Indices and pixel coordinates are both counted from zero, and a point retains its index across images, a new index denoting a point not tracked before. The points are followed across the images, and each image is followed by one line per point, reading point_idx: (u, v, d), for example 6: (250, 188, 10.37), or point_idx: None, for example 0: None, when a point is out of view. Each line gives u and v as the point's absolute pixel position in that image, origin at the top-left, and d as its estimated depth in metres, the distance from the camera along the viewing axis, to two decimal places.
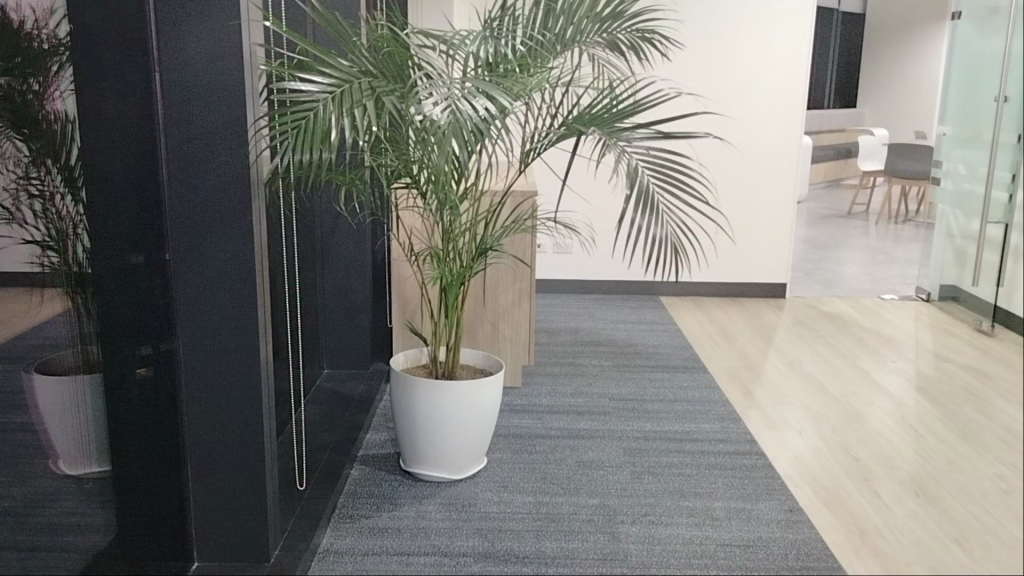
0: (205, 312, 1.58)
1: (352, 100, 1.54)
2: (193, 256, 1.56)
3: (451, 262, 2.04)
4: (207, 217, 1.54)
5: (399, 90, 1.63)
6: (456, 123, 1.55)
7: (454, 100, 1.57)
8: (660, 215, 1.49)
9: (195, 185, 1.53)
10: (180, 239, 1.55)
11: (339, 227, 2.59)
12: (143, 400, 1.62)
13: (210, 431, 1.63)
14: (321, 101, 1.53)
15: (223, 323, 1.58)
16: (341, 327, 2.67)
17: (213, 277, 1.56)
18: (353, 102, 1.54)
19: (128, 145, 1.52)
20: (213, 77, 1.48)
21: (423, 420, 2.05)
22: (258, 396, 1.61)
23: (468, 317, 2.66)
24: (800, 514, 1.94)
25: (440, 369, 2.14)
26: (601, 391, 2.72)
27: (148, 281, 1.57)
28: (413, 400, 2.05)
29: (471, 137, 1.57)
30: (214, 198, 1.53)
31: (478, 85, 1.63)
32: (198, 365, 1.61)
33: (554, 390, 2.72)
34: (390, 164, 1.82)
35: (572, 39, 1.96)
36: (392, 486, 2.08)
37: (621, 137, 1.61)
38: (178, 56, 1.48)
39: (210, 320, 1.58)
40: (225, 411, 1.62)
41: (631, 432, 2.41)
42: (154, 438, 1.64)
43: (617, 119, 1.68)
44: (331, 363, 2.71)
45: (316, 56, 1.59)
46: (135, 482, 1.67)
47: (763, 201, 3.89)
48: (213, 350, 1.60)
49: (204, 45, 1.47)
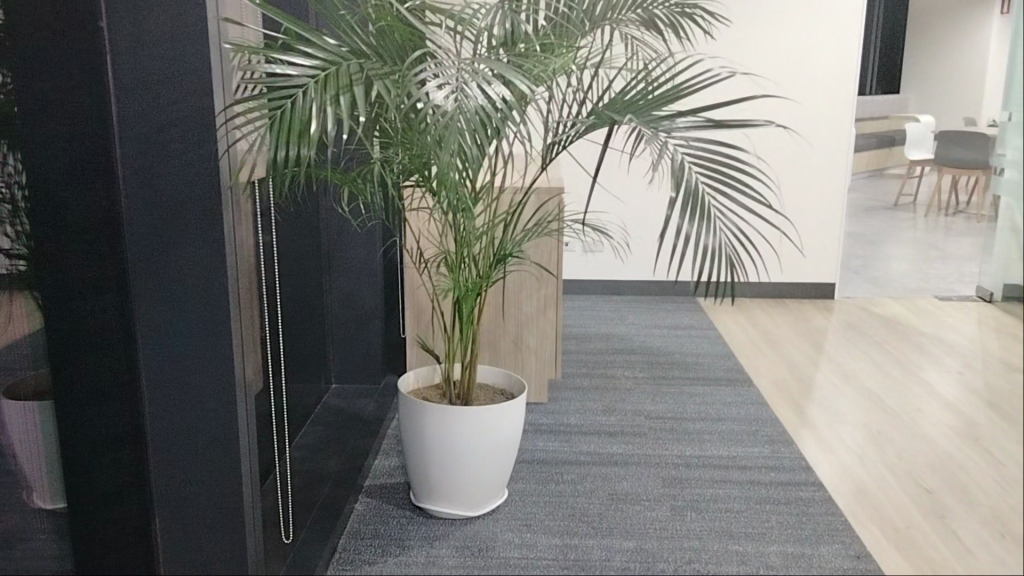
0: (175, 337, 1.34)
1: (339, 85, 1.29)
2: (155, 273, 1.33)
3: (465, 270, 1.79)
4: (170, 225, 1.30)
5: (397, 74, 1.37)
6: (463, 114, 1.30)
7: (463, 86, 1.32)
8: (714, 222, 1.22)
9: (153, 191, 1.30)
10: (140, 250, 1.32)
11: (345, 230, 2.36)
12: (105, 435, 1.40)
13: (181, 474, 1.40)
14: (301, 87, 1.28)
15: (192, 351, 1.35)
16: (349, 338, 2.45)
17: (178, 297, 1.33)
18: (340, 88, 1.29)
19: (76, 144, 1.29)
20: (170, 62, 1.25)
21: (435, 452, 1.81)
22: (236, 432, 1.38)
23: (487, 330, 2.42)
24: (869, 563, 1.68)
25: (453, 393, 1.91)
26: (635, 408, 2.46)
27: (103, 299, 1.35)
28: (423, 430, 1.81)
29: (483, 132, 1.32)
30: (177, 202, 1.30)
31: (493, 66, 1.37)
32: (163, 399, 1.38)
33: (583, 407, 2.47)
34: (396, 163, 1.58)
35: (603, 15, 1.69)
36: (399, 524, 1.84)
37: (662, 126, 1.34)
38: (132, 37, 1.25)
39: (184, 344, 1.35)
40: (197, 452, 1.39)
41: (670, 457, 2.15)
42: (115, 479, 1.42)
43: (656, 106, 1.41)
44: (339, 378, 2.48)
45: (297, 35, 1.33)
46: (95, 529, 1.45)
47: (815, 193, 3.59)
48: (181, 381, 1.37)
49: (161, 25, 1.23)
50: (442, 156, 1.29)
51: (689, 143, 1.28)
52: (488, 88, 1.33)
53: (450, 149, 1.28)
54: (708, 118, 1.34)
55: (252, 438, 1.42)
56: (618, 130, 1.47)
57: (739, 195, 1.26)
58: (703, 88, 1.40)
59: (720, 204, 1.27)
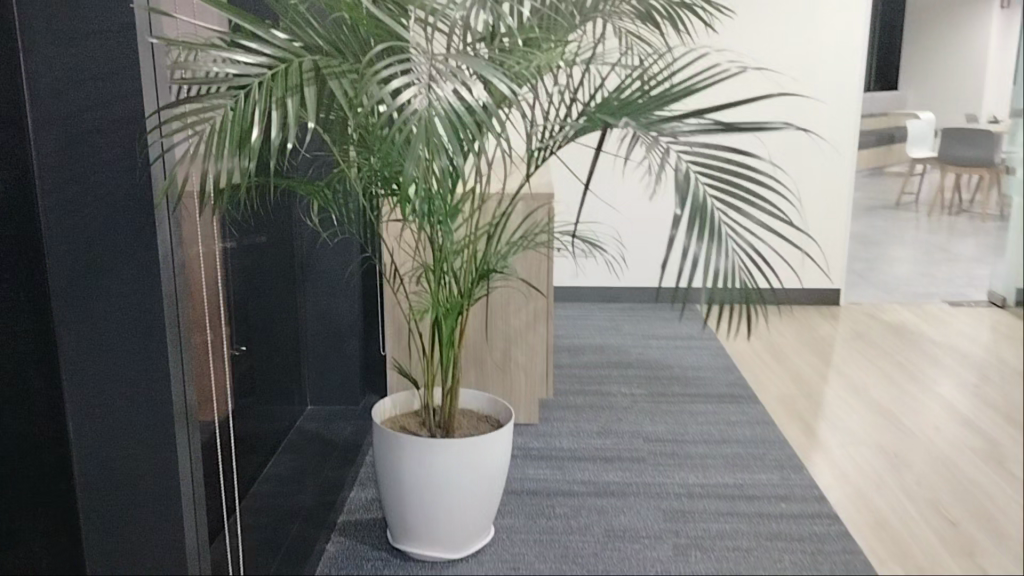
0: (153, 351, 1.33)
1: (286, 87, 1.13)
2: (82, 283, 1.33)
3: (444, 288, 1.62)
4: (95, 235, 1.30)
5: (357, 72, 1.20)
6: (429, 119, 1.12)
7: (430, 84, 1.14)
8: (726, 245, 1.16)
9: (75, 202, 1.30)
10: (114, 259, 1.30)
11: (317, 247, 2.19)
12: (85, 443, 1.39)
13: (114, 486, 1.39)
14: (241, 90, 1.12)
15: (124, 364, 1.34)
16: (328, 357, 2.32)
17: (105, 310, 1.32)
18: (287, 90, 1.13)
19: (55, 150, 1.29)
20: (96, 71, 1.24)
21: (411, 488, 1.65)
22: (178, 453, 1.37)
23: (474, 340, 2.37)
24: None
25: (435, 421, 1.75)
26: (633, 431, 2.30)
27: (80, 307, 1.34)
28: (398, 463, 1.65)
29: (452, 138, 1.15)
30: (101, 214, 1.29)
31: (466, 62, 1.19)
32: (92, 410, 1.37)
33: (577, 430, 2.32)
34: (364, 171, 1.41)
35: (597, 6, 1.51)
36: (372, 567, 1.68)
37: (665, 130, 1.25)
38: (56, 53, 1.25)
39: (160, 356, 1.34)
40: (128, 464, 1.38)
41: (671, 485, 1.98)
42: (48, 483, 1.43)
43: (657, 105, 1.30)
44: (317, 401, 2.33)
45: (242, 32, 1.17)
46: (35, 526, 1.51)
47: None
48: (113, 393, 1.35)
49: (86, 38, 1.23)
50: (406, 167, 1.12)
51: (698, 152, 1.21)
52: (462, 87, 1.15)
53: (415, 157, 1.11)
54: (718, 119, 1.24)
55: (195, 458, 1.42)
56: (612, 130, 1.37)
57: (754, 204, 1.19)
58: (710, 80, 1.24)
59: (730, 219, 1.20)
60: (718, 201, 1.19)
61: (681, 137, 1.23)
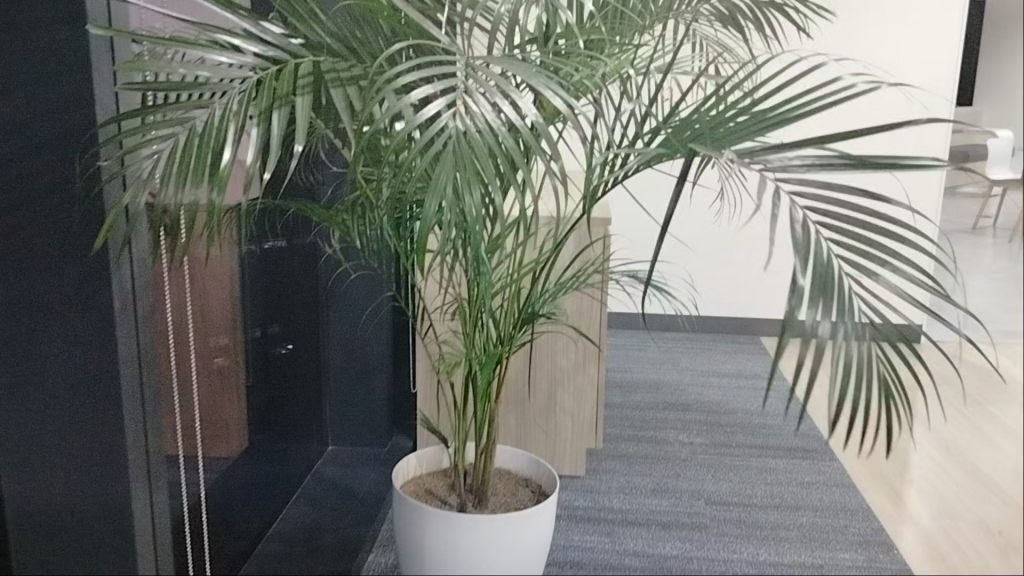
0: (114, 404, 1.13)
1: (271, 99, 0.91)
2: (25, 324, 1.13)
3: (478, 336, 1.37)
4: (42, 272, 1.11)
5: (373, 79, 0.95)
6: (460, 147, 0.88)
7: (465, 101, 0.90)
8: (858, 325, 0.73)
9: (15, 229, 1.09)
10: (68, 303, 1.11)
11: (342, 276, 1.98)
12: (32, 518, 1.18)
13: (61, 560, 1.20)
14: (213, 105, 0.92)
15: (74, 420, 1.14)
16: (349, 391, 2.08)
17: (54, 358, 1.13)
18: (272, 101, 0.91)
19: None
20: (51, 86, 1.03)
21: (437, 571, 1.40)
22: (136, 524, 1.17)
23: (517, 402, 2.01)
24: None
25: (464, 488, 1.48)
26: (692, 488, 2.05)
27: (33, 347, 1.14)
28: (422, 540, 1.40)
29: (488, 167, 0.89)
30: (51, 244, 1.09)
31: (508, 66, 0.93)
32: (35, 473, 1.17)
33: (631, 483, 2.07)
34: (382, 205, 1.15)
35: (668, 8, 1.26)
36: None
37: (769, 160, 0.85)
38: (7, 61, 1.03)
39: (119, 418, 1.14)
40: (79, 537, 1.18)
41: (742, 564, 1.74)
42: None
43: (754, 127, 0.94)
44: (339, 438, 2.11)
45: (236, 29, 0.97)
46: None
47: None
48: (62, 453, 1.16)
49: (40, 45, 1.02)
50: (427, 212, 0.87)
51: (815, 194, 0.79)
52: (506, 104, 0.89)
53: (440, 201, 0.87)
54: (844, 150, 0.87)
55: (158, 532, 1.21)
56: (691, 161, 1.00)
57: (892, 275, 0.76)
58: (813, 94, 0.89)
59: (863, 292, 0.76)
60: (844, 261, 0.76)
61: (785, 168, 0.83)
